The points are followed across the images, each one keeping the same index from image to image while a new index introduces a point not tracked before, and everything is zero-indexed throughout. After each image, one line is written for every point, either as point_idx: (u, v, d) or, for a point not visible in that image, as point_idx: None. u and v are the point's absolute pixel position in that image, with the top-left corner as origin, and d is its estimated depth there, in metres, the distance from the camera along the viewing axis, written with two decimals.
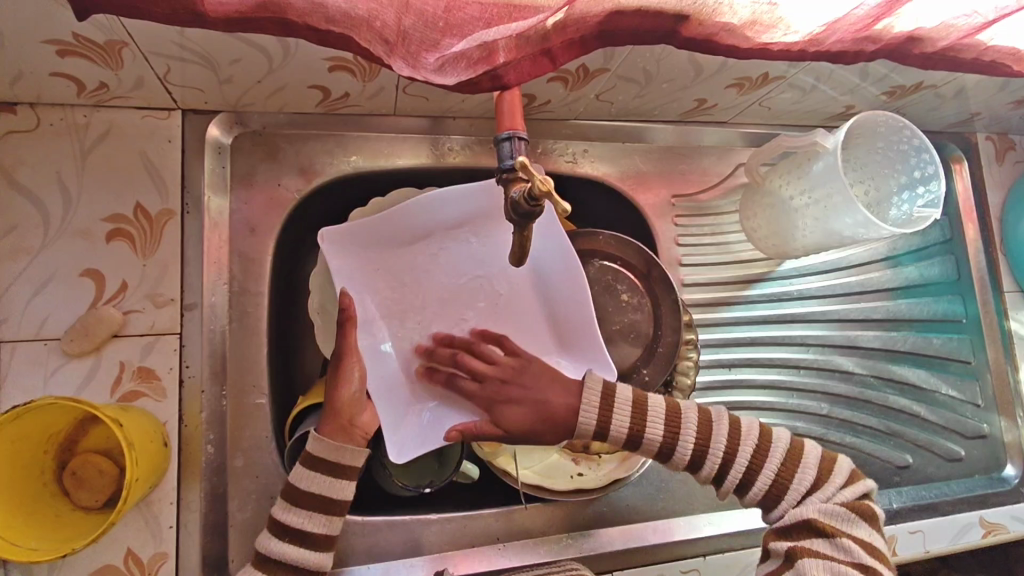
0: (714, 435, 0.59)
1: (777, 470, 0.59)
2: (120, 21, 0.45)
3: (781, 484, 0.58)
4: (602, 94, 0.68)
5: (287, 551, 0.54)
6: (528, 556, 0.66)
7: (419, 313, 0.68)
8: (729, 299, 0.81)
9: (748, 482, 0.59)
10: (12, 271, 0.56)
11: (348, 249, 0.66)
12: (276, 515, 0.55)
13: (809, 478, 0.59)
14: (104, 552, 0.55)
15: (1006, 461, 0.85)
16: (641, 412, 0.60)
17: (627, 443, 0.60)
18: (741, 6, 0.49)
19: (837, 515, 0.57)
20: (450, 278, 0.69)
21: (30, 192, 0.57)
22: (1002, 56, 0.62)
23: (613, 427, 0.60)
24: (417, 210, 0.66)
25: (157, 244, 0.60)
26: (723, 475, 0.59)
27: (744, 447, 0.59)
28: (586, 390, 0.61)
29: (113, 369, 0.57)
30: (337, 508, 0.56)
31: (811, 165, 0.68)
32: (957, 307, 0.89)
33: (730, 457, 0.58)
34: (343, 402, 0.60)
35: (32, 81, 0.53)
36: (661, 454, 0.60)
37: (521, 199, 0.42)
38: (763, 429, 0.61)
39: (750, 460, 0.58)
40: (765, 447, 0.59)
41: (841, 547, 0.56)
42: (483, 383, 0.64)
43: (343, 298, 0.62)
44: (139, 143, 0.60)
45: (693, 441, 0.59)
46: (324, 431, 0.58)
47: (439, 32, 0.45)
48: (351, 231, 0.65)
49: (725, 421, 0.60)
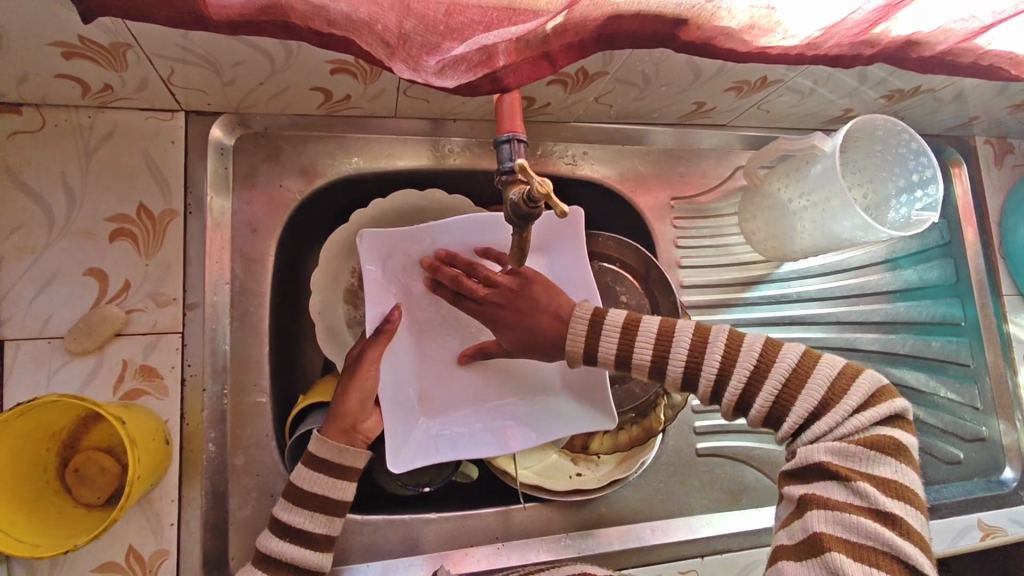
0: (708, 355, 0.58)
1: (778, 390, 0.56)
2: (124, 24, 0.46)
3: (782, 404, 0.56)
4: (602, 97, 0.69)
5: (288, 550, 0.54)
6: (526, 556, 0.66)
7: (428, 326, 0.70)
8: (729, 301, 0.81)
9: (747, 404, 0.57)
10: (16, 269, 0.57)
11: (376, 258, 0.65)
12: (277, 514, 0.56)
13: (817, 397, 0.56)
14: (106, 549, 0.56)
15: (1004, 464, 0.85)
16: (629, 333, 0.60)
17: (617, 364, 0.61)
18: (739, 10, 0.49)
19: (852, 454, 0.54)
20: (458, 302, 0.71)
21: (34, 192, 0.57)
22: (1000, 60, 0.62)
23: (601, 349, 0.60)
24: (440, 232, 0.67)
25: (160, 244, 0.60)
26: (720, 395, 0.58)
27: (741, 367, 0.57)
28: (573, 316, 0.61)
29: (115, 368, 0.58)
30: (339, 508, 0.57)
31: (809, 169, 0.69)
32: (956, 311, 0.89)
33: (724, 376, 0.58)
34: (348, 408, 0.60)
35: (38, 82, 0.53)
36: (653, 373, 0.60)
37: (520, 201, 0.43)
38: (769, 347, 0.58)
39: (749, 378, 0.57)
40: (767, 363, 0.57)
41: (855, 490, 0.52)
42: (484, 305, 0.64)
43: (393, 311, 0.65)
44: (143, 144, 0.61)
45: (683, 362, 0.58)
46: (327, 434, 0.59)
47: (439, 35, 0.45)
48: (381, 239, 0.65)
49: (721, 343, 0.58)
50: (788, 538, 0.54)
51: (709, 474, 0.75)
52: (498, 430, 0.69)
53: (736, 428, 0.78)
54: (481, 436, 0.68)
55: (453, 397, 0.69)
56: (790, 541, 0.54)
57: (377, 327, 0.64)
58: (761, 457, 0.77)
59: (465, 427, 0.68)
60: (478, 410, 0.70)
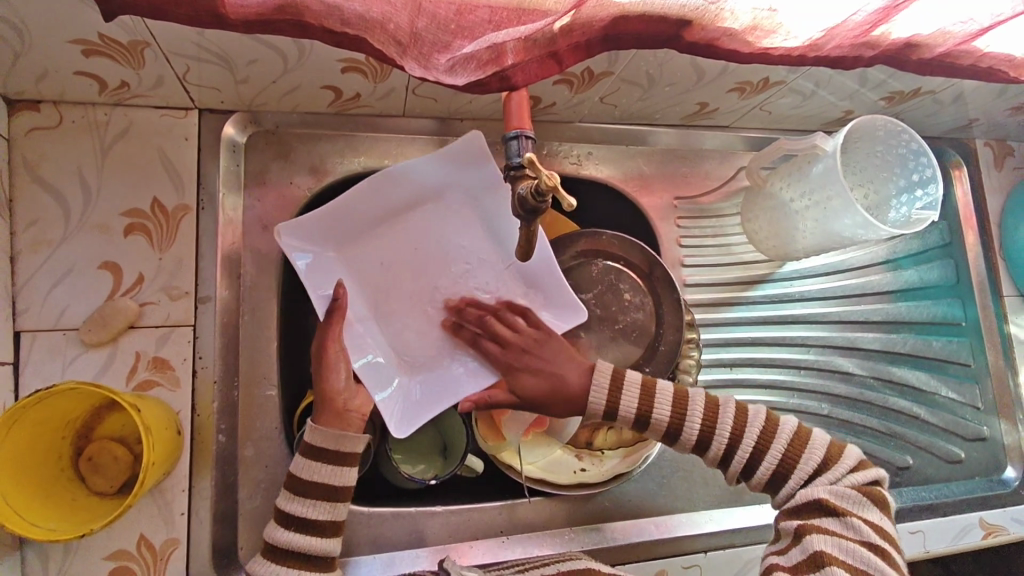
0: (720, 417, 0.60)
1: (783, 451, 0.59)
2: (144, 23, 0.47)
3: (787, 465, 0.59)
4: (606, 97, 0.70)
5: (298, 540, 0.55)
6: (530, 549, 0.67)
7: (396, 297, 0.68)
8: (731, 300, 0.82)
9: (753, 469, 0.59)
10: (33, 262, 0.58)
11: (310, 236, 0.64)
12: (281, 506, 0.56)
13: (816, 459, 0.59)
14: (118, 538, 0.57)
15: (1006, 463, 0.86)
16: (648, 392, 0.61)
17: (634, 424, 0.61)
18: (742, 11, 0.50)
19: (849, 496, 0.57)
20: (420, 261, 0.69)
21: (50, 186, 0.59)
22: (999, 63, 0.63)
23: (623, 407, 0.61)
24: (366, 196, 0.66)
25: (173, 238, 0.62)
26: (729, 459, 0.60)
27: (750, 428, 0.60)
28: (596, 373, 0.62)
29: (128, 359, 0.59)
30: (341, 494, 0.57)
31: (810, 168, 0.70)
32: (956, 311, 0.90)
33: (736, 439, 0.59)
34: (333, 391, 0.60)
35: (56, 79, 0.55)
36: (668, 435, 0.61)
37: (528, 195, 0.44)
38: (770, 414, 0.62)
39: (755, 443, 0.59)
40: (771, 430, 0.60)
41: (849, 525, 0.55)
42: (506, 349, 0.65)
43: (337, 289, 0.63)
44: (158, 141, 0.62)
45: (699, 424, 0.60)
46: (319, 421, 0.59)
47: (450, 34, 0.47)
48: (308, 222, 0.64)
49: (731, 408, 0.61)
50: (787, 561, 0.55)
51: (711, 469, 0.75)
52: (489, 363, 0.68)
53: None
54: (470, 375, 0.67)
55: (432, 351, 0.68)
56: (787, 562, 0.55)
57: (327, 307, 0.63)
58: None
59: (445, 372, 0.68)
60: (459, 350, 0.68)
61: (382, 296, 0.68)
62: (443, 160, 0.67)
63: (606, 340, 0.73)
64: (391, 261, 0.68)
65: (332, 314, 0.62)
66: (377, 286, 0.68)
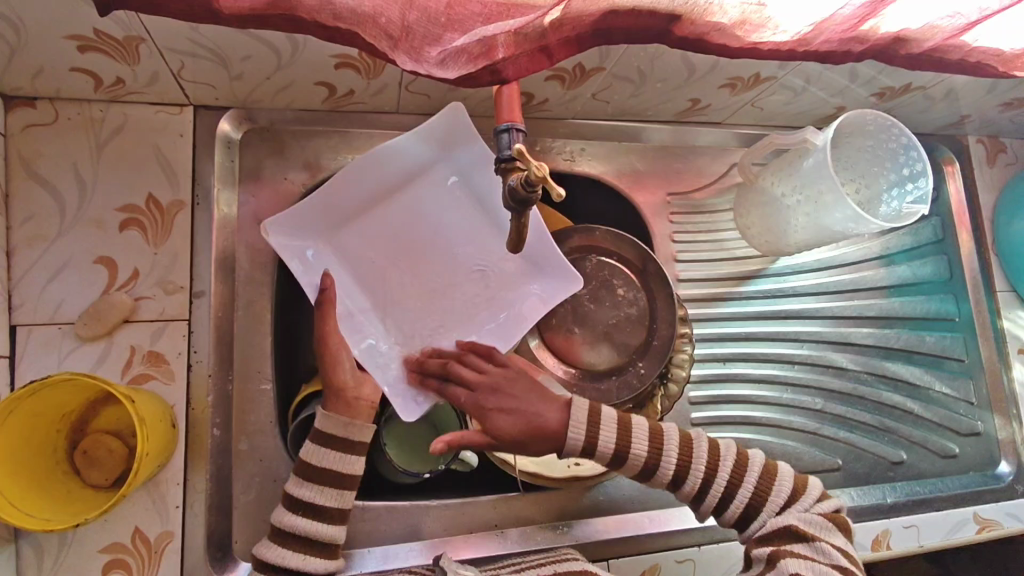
0: (695, 451, 0.60)
1: (755, 485, 0.60)
2: (139, 18, 0.48)
3: (760, 498, 0.60)
4: (598, 93, 0.70)
5: (305, 525, 0.55)
6: (524, 543, 0.67)
7: (393, 280, 0.68)
8: (724, 295, 0.83)
9: (726, 504, 0.60)
10: (29, 257, 0.58)
11: (296, 228, 0.64)
12: (289, 490, 0.56)
13: (785, 491, 0.61)
14: (113, 531, 0.57)
15: (1000, 458, 0.87)
16: (626, 428, 0.59)
17: (611, 461, 0.59)
18: (730, 6, 0.51)
19: (817, 523, 0.59)
20: (414, 241, 0.69)
21: (46, 182, 0.59)
22: (988, 57, 0.63)
23: (601, 443, 0.58)
24: (352, 182, 0.66)
25: (168, 233, 0.62)
26: (703, 496, 0.60)
27: (724, 464, 0.60)
28: (573, 411, 0.59)
29: (123, 353, 0.59)
30: (348, 482, 0.58)
31: (801, 163, 0.70)
32: (950, 306, 0.91)
33: (711, 473, 0.60)
34: (342, 381, 0.61)
35: (52, 75, 0.55)
36: (644, 472, 0.59)
37: (518, 186, 0.44)
38: (740, 448, 0.63)
39: (730, 478, 0.60)
40: (744, 463, 0.61)
41: (819, 549, 0.57)
42: (472, 390, 0.60)
43: (325, 279, 0.63)
44: (153, 137, 0.63)
45: (675, 458, 0.59)
46: (330, 408, 0.60)
47: (441, 26, 0.48)
48: (294, 215, 0.64)
49: (704, 443, 0.61)
50: None
51: None
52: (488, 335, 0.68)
53: (732, 419, 0.79)
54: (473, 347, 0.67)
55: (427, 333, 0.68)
56: None
57: (315, 296, 0.63)
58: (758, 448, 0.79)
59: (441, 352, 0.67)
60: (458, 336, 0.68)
61: (378, 281, 0.68)
62: (425, 136, 0.66)
63: (599, 336, 0.73)
64: (383, 242, 0.69)
65: (323, 307, 0.62)
66: (372, 270, 0.68)
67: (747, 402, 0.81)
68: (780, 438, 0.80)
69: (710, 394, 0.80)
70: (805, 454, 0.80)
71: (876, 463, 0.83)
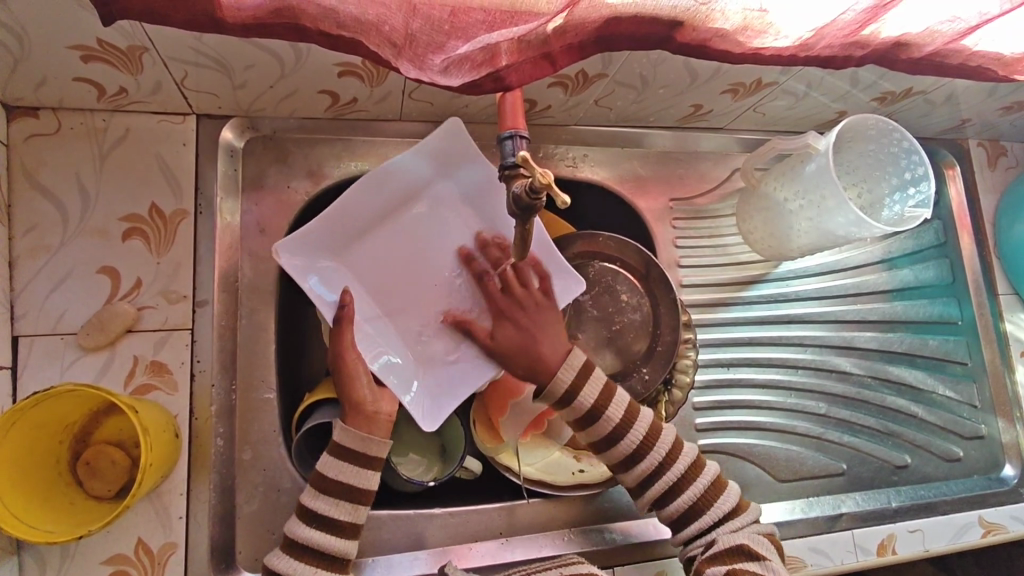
0: (661, 437, 0.62)
1: (704, 488, 0.62)
2: (142, 27, 0.48)
3: (702, 504, 0.61)
4: (601, 99, 0.70)
5: (317, 537, 0.55)
6: (532, 551, 0.67)
7: (399, 293, 0.67)
8: (728, 299, 0.83)
9: (671, 498, 0.61)
10: (32, 267, 0.58)
11: (304, 244, 0.63)
12: (304, 501, 0.56)
13: (729, 504, 0.62)
14: (116, 542, 0.57)
15: (1004, 461, 0.86)
16: (608, 392, 0.62)
17: (585, 416, 0.62)
18: (732, 12, 0.51)
19: (764, 543, 0.60)
20: (422, 254, 0.68)
21: (48, 192, 0.59)
22: (990, 62, 0.63)
23: (581, 395, 0.62)
24: (360, 193, 0.65)
25: (171, 242, 0.62)
26: (652, 481, 0.61)
27: (680, 462, 0.62)
28: (569, 356, 0.63)
29: (126, 363, 0.59)
30: (363, 497, 0.57)
31: (803, 168, 0.70)
32: (953, 310, 0.91)
33: (667, 463, 0.61)
34: (361, 396, 0.59)
35: (55, 85, 0.55)
36: (610, 438, 0.61)
37: (523, 193, 0.44)
38: (698, 455, 0.64)
39: (682, 472, 0.62)
40: (698, 466, 0.63)
41: (770, 568, 0.58)
42: (507, 294, 0.66)
43: (343, 296, 0.63)
44: (156, 147, 0.63)
45: (641, 436, 0.61)
46: (348, 422, 0.58)
47: (445, 34, 0.47)
48: (306, 231, 0.63)
49: (669, 440, 0.63)
50: None
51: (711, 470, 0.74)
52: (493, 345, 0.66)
53: (737, 425, 0.79)
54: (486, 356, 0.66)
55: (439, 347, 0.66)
56: None
57: (334, 314, 0.62)
58: (763, 453, 0.78)
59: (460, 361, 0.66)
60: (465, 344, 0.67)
61: (385, 294, 0.66)
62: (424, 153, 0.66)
63: (603, 341, 0.73)
64: (392, 262, 0.67)
65: (340, 324, 0.61)
66: (379, 284, 0.66)
67: (752, 408, 0.80)
68: (784, 442, 0.80)
69: (715, 399, 0.80)
70: (808, 459, 0.80)
71: (881, 467, 0.83)
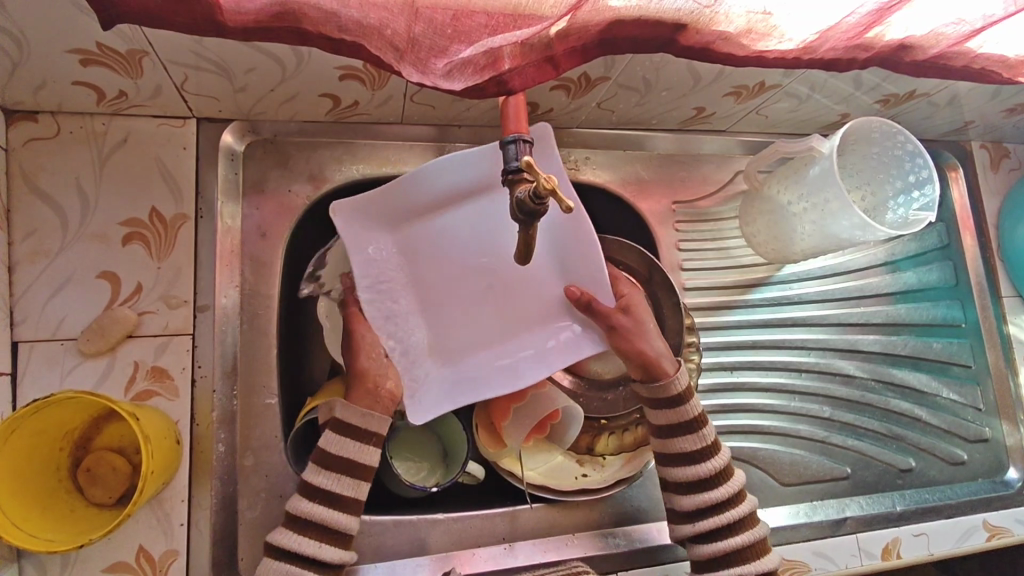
0: (735, 477, 0.62)
1: (750, 541, 0.61)
2: (142, 31, 0.47)
3: (743, 554, 0.60)
4: (603, 102, 0.70)
5: (322, 513, 0.54)
6: (534, 557, 0.67)
7: (438, 286, 0.65)
8: (730, 303, 0.82)
9: (718, 536, 0.60)
10: (31, 272, 0.58)
11: (359, 220, 0.61)
12: (306, 478, 0.55)
13: (767, 564, 0.61)
14: (117, 550, 0.56)
15: (1008, 465, 0.86)
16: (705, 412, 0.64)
17: (683, 424, 0.62)
18: (736, 14, 0.51)
19: None
20: (475, 253, 0.65)
21: (47, 196, 0.58)
22: (993, 64, 0.63)
23: (691, 404, 0.62)
24: (420, 180, 0.61)
25: (171, 247, 0.62)
26: (704, 514, 0.61)
27: (739, 508, 0.61)
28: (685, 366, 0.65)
29: (126, 369, 0.59)
30: (364, 472, 0.56)
31: (807, 170, 0.70)
32: (957, 312, 0.91)
33: (727, 502, 0.61)
34: (367, 370, 0.61)
35: (55, 89, 0.55)
36: (688, 456, 0.61)
37: (526, 199, 0.43)
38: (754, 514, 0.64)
39: (737, 518, 0.61)
40: (752, 519, 0.62)
41: None
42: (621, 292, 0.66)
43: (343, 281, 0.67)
44: (156, 151, 0.62)
45: (717, 465, 0.61)
46: (352, 398, 0.59)
47: (447, 38, 0.47)
48: (363, 202, 0.61)
49: (738, 484, 0.62)
50: None
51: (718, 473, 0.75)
52: (541, 354, 0.64)
53: (741, 429, 0.79)
54: (500, 373, 0.63)
55: (467, 344, 0.64)
56: None
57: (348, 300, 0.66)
58: (767, 458, 0.78)
59: (481, 365, 0.64)
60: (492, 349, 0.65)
61: (428, 284, 0.64)
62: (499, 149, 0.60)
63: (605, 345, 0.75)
64: (438, 255, 0.64)
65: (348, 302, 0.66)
66: (424, 275, 0.64)
67: (755, 411, 0.80)
68: (788, 446, 0.80)
69: (718, 403, 0.79)
70: (813, 463, 0.80)
71: (885, 471, 0.82)
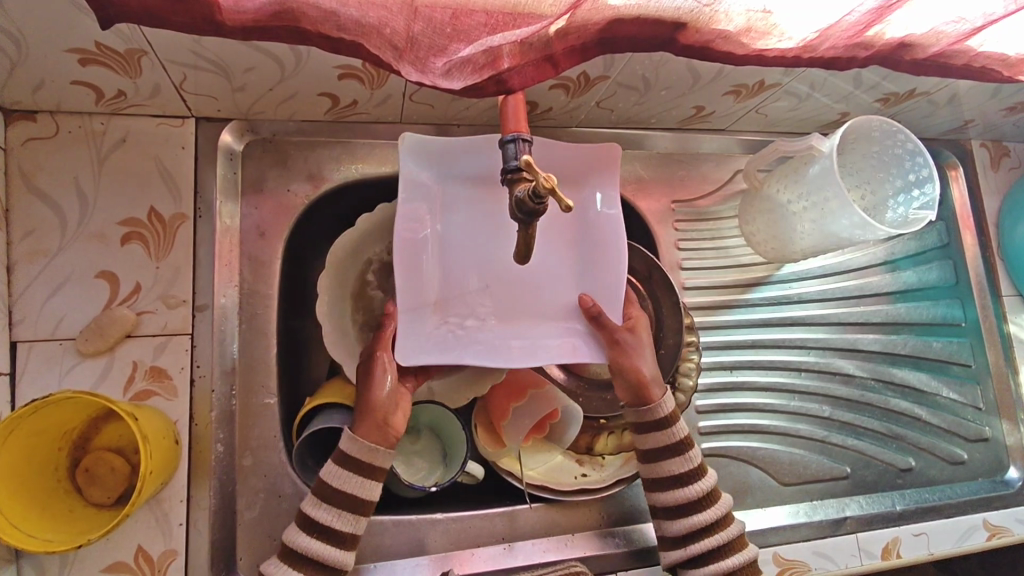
0: (720, 499, 0.62)
1: (739, 564, 0.60)
2: (141, 31, 0.47)
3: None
4: (603, 101, 0.70)
5: (318, 548, 0.53)
6: (533, 557, 0.67)
7: (455, 255, 0.64)
8: (730, 302, 0.82)
9: (707, 559, 0.60)
10: (29, 272, 0.57)
11: (420, 159, 0.61)
12: (306, 510, 0.54)
13: None
14: (117, 550, 0.56)
15: (1008, 464, 0.86)
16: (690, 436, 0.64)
17: (665, 449, 0.62)
18: (735, 13, 0.51)
19: None
20: (497, 242, 0.65)
21: (45, 196, 0.58)
22: (993, 63, 0.63)
23: (676, 427, 0.62)
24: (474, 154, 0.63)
25: (169, 246, 0.61)
26: (691, 539, 0.60)
27: (726, 531, 0.61)
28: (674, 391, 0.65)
29: (125, 369, 0.58)
30: (364, 507, 0.55)
31: (807, 169, 0.70)
32: (956, 311, 0.90)
33: (713, 527, 0.60)
34: (377, 401, 0.57)
35: (53, 89, 0.55)
36: (674, 480, 0.61)
37: (526, 198, 0.43)
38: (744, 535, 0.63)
39: (725, 541, 0.60)
40: (741, 542, 0.61)
41: None
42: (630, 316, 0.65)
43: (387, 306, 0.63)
44: (155, 150, 0.62)
45: (702, 488, 0.61)
46: (358, 432, 0.56)
47: (446, 37, 0.46)
48: (428, 146, 0.61)
49: (724, 507, 0.62)
50: None
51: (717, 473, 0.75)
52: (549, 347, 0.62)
53: (740, 429, 0.79)
54: (496, 348, 0.61)
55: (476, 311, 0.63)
56: None
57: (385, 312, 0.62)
58: (767, 458, 0.78)
59: (481, 342, 0.61)
60: (498, 326, 0.63)
61: (446, 254, 0.64)
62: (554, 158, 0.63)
63: None
64: (458, 231, 0.64)
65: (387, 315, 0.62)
66: (448, 239, 0.64)
67: (755, 411, 0.80)
68: (787, 446, 0.79)
69: (717, 403, 0.79)
70: (813, 462, 0.79)
71: (885, 471, 0.82)
